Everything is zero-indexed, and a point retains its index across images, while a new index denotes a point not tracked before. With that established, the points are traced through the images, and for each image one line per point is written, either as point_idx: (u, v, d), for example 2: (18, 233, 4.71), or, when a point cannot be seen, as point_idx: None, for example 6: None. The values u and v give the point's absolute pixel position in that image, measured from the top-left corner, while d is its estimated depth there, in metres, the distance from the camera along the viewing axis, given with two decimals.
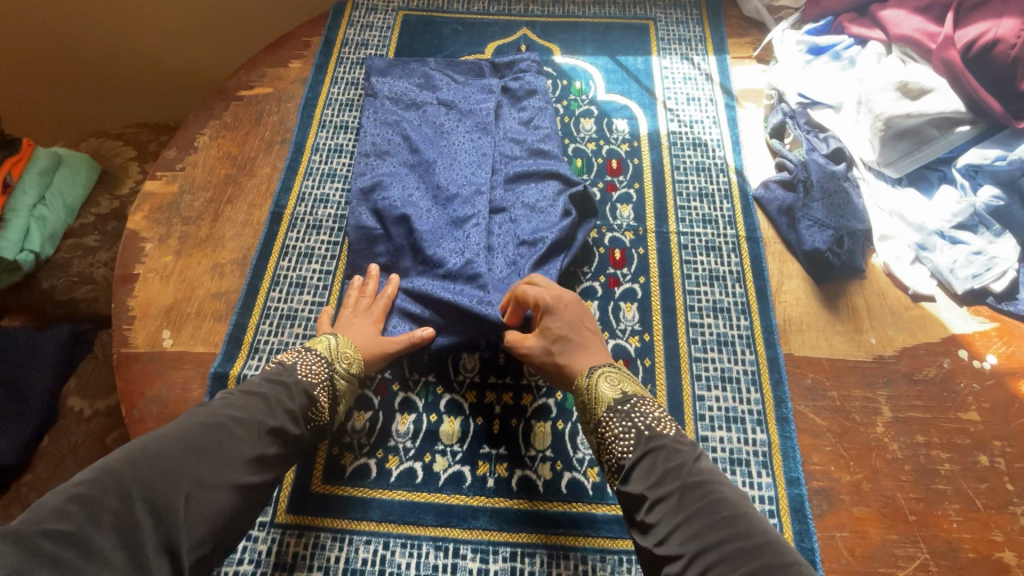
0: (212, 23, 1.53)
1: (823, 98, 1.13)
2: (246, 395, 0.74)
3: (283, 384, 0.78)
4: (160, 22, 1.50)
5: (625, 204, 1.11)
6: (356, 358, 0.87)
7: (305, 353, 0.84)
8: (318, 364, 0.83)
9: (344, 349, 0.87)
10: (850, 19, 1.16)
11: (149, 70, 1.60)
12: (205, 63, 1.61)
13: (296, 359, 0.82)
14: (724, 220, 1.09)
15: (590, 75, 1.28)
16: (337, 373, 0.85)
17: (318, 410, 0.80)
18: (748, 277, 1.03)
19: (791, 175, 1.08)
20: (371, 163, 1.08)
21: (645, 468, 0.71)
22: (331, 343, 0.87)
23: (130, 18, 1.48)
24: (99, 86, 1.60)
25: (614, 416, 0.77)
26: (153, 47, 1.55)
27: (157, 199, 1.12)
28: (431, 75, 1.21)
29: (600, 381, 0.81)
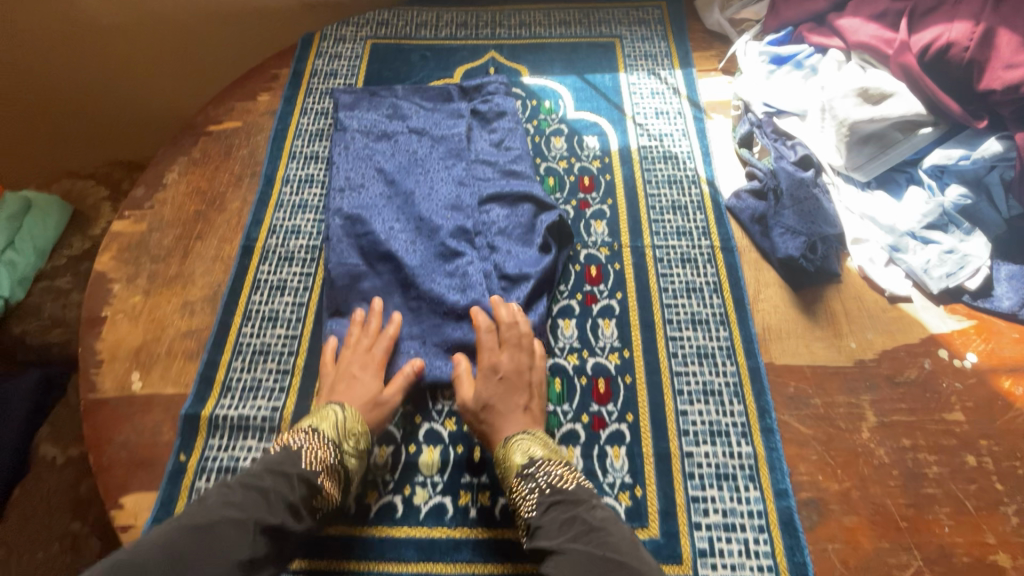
0: (184, 61, 1.54)
1: (788, 107, 1.14)
2: (245, 490, 0.72)
3: (284, 475, 0.75)
4: (133, 63, 1.52)
5: (599, 220, 1.11)
6: (363, 433, 0.85)
7: (311, 434, 0.82)
8: (324, 449, 0.80)
9: (350, 425, 0.84)
10: (809, 29, 1.18)
11: (126, 111, 1.61)
12: (181, 101, 1.63)
13: (301, 444, 0.80)
14: (699, 231, 1.09)
15: (559, 94, 1.29)
16: (347, 453, 0.82)
17: (325, 498, 0.78)
18: (725, 288, 1.02)
19: (762, 183, 1.08)
20: (346, 198, 1.08)
21: (552, 520, 0.75)
22: (342, 421, 0.84)
23: (104, 61, 1.50)
24: (79, 128, 1.61)
25: (523, 481, 0.80)
26: (127, 87, 1.57)
27: (126, 237, 1.10)
28: (398, 105, 1.22)
29: (513, 450, 0.83)
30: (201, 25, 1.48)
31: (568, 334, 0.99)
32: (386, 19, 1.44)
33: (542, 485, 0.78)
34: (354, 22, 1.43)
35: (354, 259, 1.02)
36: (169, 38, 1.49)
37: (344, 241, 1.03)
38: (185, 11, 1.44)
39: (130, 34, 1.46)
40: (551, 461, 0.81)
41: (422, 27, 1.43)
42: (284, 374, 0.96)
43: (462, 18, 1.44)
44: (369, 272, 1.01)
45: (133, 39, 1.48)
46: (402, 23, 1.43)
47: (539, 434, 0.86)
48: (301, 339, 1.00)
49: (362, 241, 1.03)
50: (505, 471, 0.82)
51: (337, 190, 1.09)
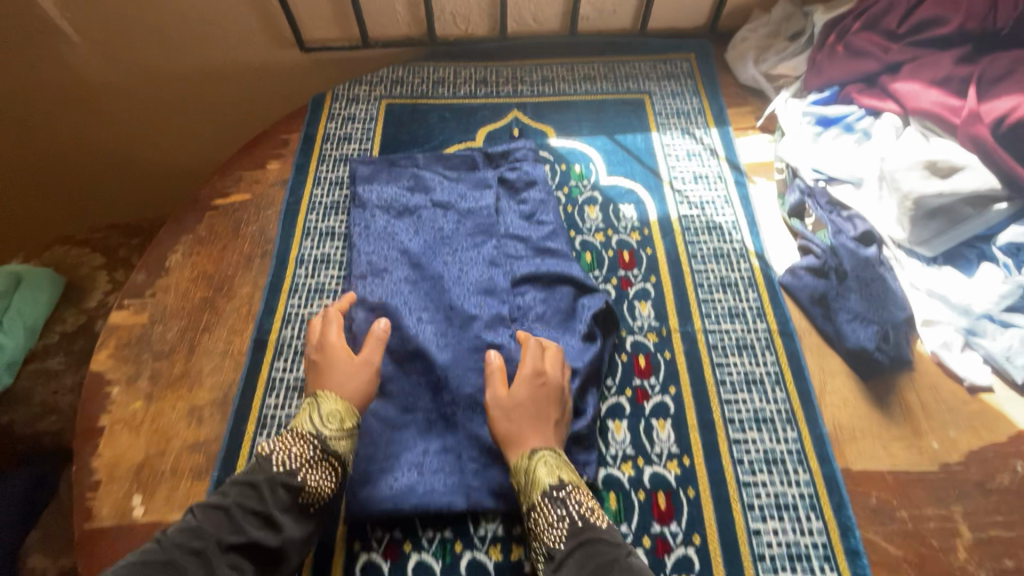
0: (197, 121, 1.47)
1: (841, 174, 1.06)
2: (206, 511, 0.71)
3: (252, 484, 0.75)
4: (144, 124, 1.46)
5: (643, 301, 1.02)
6: (348, 413, 0.82)
7: (287, 435, 0.80)
8: (298, 445, 0.78)
9: (329, 414, 0.81)
10: (858, 90, 1.11)
11: (141, 173, 1.56)
12: (195, 159, 1.56)
13: (273, 449, 0.78)
14: (753, 313, 1.00)
15: (589, 157, 1.22)
16: (330, 441, 0.80)
17: (308, 493, 0.76)
18: (788, 379, 0.94)
19: (820, 261, 1.00)
20: (369, 285, 0.99)
21: (578, 561, 0.70)
22: (319, 411, 0.81)
23: (116, 125, 1.45)
24: (94, 192, 1.56)
25: (551, 504, 0.75)
26: (141, 149, 1.51)
27: (126, 331, 1.00)
28: (419, 174, 1.13)
29: (537, 465, 0.78)
30: (204, 84, 1.40)
31: (620, 438, 0.89)
32: (401, 76, 1.36)
33: (573, 515, 0.74)
34: (367, 79, 1.35)
35: (381, 357, 0.92)
36: (169, 96, 1.41)
37: (371, 335, 0.94)
38: (187, 69, 1.36)
39: (128, 91, 1.38)
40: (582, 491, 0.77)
41: (440, 84, 1.35)
42: None
43: (482, 74, 1.36)
44: (397, 372, 0.92)
45: (144, 103, 1.41)
46: (418, 80, 1.35)
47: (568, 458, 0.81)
48: None
49: (388, 335, 0.94)
50: (530, 486, 0.77)
51: (359, 277, 1.00)
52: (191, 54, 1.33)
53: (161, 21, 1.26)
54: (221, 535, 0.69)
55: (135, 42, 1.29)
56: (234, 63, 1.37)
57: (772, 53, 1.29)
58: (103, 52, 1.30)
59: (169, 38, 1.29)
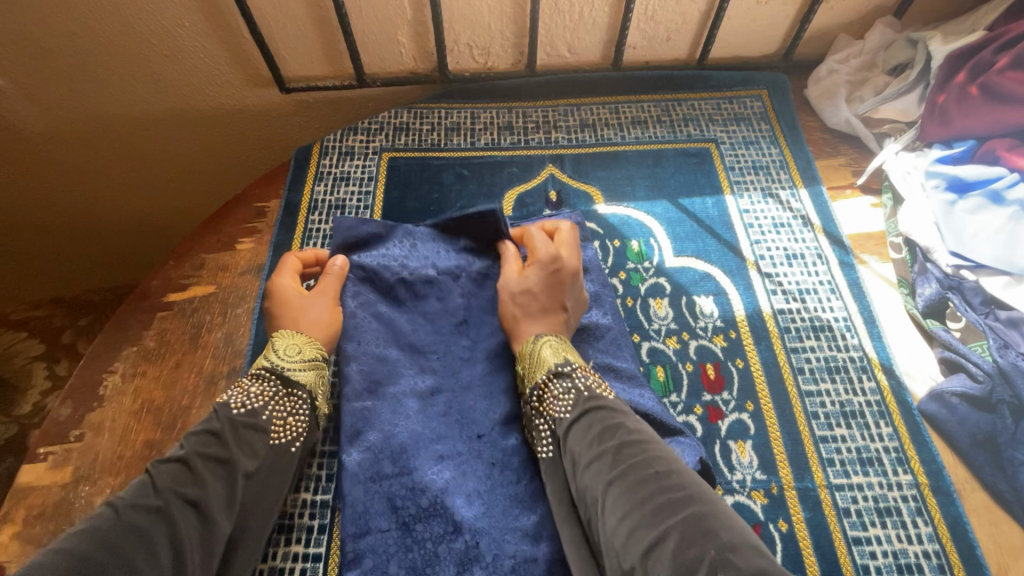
0: (173, 162, 1.18)
1: (995, 260, 0.80)
2: (161, 468, 0.60)
3: (215, 432, 0.64)
4: (108, 167, 1.16)
5: (740, 441, 0.76)
6: (308, 344, 0.74)
7: (247, 381, 0.70)
8: (260, 388, 0.69)
9: (301, 352, 0.73)
10: (1009, 146, 0.85)
11: (107, 224, 1.25)
12: (171, 208, 1.26)
13: (231, 394, 0.68)
14: (892, 459, 0.74)
15: (648, 229, 0.95)
16: (296, 375, 0.71)
17: (279, 429, 0.68)
18: (956, 566, 0.68)
19: (986, 387, 0.74)
20: (365, 409, 0.73)
21: (583, 427, 0.65)
22: (276, 348, 0.72)
23: (73, 168, 1.14)
24: (50, 249, 1.26)
25: (556, 381, 0.70)
26: (107, 196, 1.20)
27: (39, 497, 0.73)
28: (413, 230, 0.87)
29: (542, 352, 0.74)
30: (166, 132, 1.12)
31: None
32: (406, 121, 1.09)
33: (579, 388, 0.70)
34: (363, 126, 1.08)
35: (383, 519, 0.68)
36: (124, 147, 1.13)
37: (369, 486, 0.69)
38: (145, 115, 1.09)
39: (70, 143, 1.10)
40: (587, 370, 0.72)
41: (454, 131, 1.08)
42: None
43: (505, 118, 1.10)
44: (404, 544, 0.67)
45: (106, 140, 1.11)
46: (427, 126, 1.09)
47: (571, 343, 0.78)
48: None
49: (392, 485, 0.69)
50: (534, 371, 0.73)
51: (353, 399, 0.73)
52: (149, 97, 1.06)
53: (108, 58, 0.99)
54: (178, 489, 0.59)
55: (78, 84, 1.01)
56: (199, 107, 1.09)
57: (869, 90, 1.03)
58: (35, 97, 1.02)
59: (121, 79, 1.02)
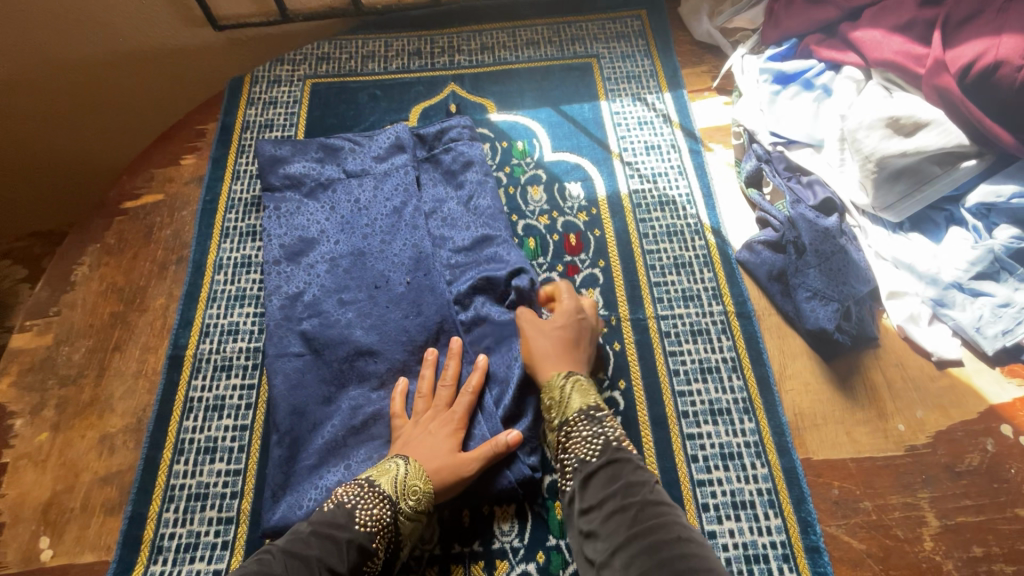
0: (122, 101, 1.31)
1: (799, 136, 0.97)
2: (286, 559, 0.64)
3: (332, 540, 0.67)
4: (62, 109, 1.28)
5: (591, 288, 0.95)
6: (426, 489, 0.73)
7: (367, 489, 0.72)
8: (378, 505, 0.71)
9: (411, 480, 0.73)
10: (817, 41, 1.02)
11: (67, 164, 1.37)
12: (124, 146, 1.39)
13: (354, 500, 0.71)
14: (708, 294, 0.93)
15: (533, 132, 1.12)
16: (405, 513, 0.72)
17: (376, 566, 0.69)
18: (745, 365, 0.87)
19: (778, 234, 0.92)
20: (285, 272, 0.93)
21: (605, 480, 0.69)
22: (402, 474, 0.74)
23: (30, 110, 1.26)
24: (17, 190, 1.38)
25: (585, 423, 0.75)
26: (65, 137, 1.33)
27: (28, 356, 0.91)
28: (326, 142, 1.04)
29: (572, 387, 0.78)
30: (114, 72, 1.26)
31: None
32: (327, 52, 1.24)
33: (607, 435, 0.74)
34: (289, 58, 1.23)
35: (298, 346, 0.87)
36: (75, 87, 1.26)
37: (283, 324, 0.89)
38: (94, 58, 1.22)
39: (25, 87, 1.22)
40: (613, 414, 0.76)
41: (370, 58, 1.23)
42: (227, 524, 0.79)
43: (415, 45, 1.24)
44: (316, 364, 0.86)
45: (57, 82, 1.24)
46: (345, 55, 1.23)
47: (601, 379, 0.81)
48: (245, 475, 0.82)
49: (305, 324, 0.89)
50: (560, 405, 0.77)
51: (275, 263, 0.93)
52: (95, 39, 1.20)
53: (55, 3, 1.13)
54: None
55: (27, 29, 1.15)
56: (140, 46, 1.23)
57: (728, 4, 1.18)
58: None
59: (65, 21, 1.16)
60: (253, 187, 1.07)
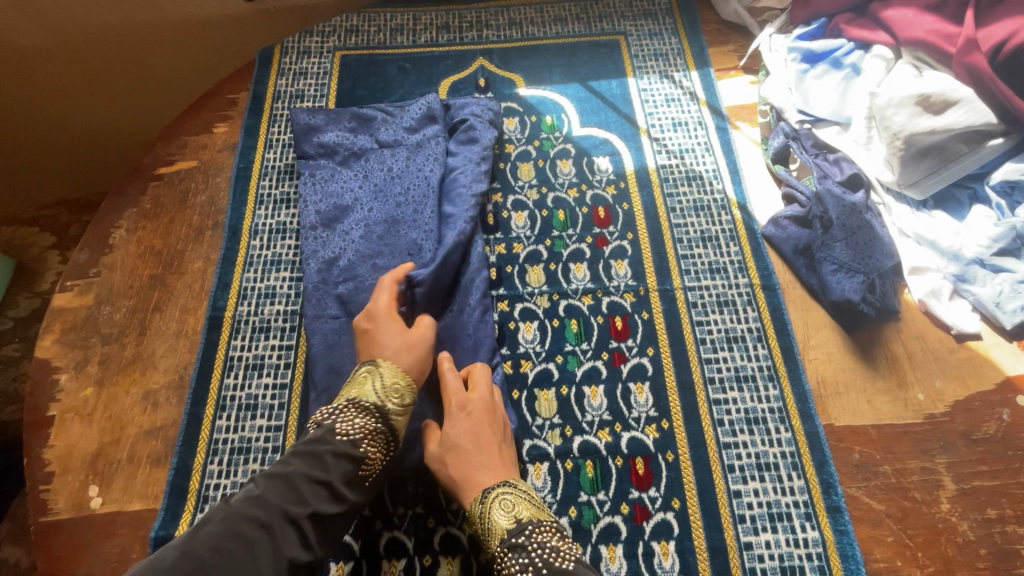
0: (150, 69, 1.32)
1: (827, 114, 0.99)
2: (268, 480, 0.63)
3: (316, 455, 0.67)
4: (91, 73, 1.30)
5: (619, 259, 0.97)
6: (407, 388, 0.77)
7: (345, 408, 0.73)
8: (360, 415, 0.72)
9: (389, 381, 0.76)
10: (847, 21, 1.03)
11: (94, 130, 1.39)
12: (150, 115, 1.40)
13: (335, 418, 0.71)
14: (734, 267, 0.95)
15: (561, 106, 1.13)
16: (392, 413, 0.75)
17: (371, 467, 0.70)
18: (770, 335, 0.90)
19: (805, 209, 0.94)
20: (321, 237, 0.95)
21: None
22: (380, 383, 0.76)
23: (59, 75, 1.28)
24: (46, 155, 1.40)
25: (511, 554, 0.66)
26: (92, 101, 1.35)
27: (70, 315, 0.94)
28: (359, 112, 1.06)
29: (493, 507, 0.70)
30: (143, 41, 1.27)
31: (596, 404, 0.85)
32: (356, 24, 1.24)
33: (537, 562, 0.64)
34: (319, 29, 1.24)
35: (336, 310, 0.90)
36: (105, 53, 1.27)
37: (320, 287, 0.91)
38: (124, 27, 1.24)
39: (55, 52, 1.24)
40: (543, 529, 0.67)
41: (398, 32, 1.24)
42: None
43: (443, 19, 1.25)
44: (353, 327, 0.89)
45: (87, 48, 1.25)
46: (374, 28, 1.24)
47: (527, 491, 0.72)
48: (286, 430, 0.85)
49: (341, 288, 0.91)
50: (489, 537, 0.69)
51: (310, 229, 0.96)
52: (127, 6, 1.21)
53: None
54: (285, 507, 0.61)
55: None
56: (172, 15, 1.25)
57: None
58: (24, 10, 1.17)
59: None
60: (287, 155, 1.09)
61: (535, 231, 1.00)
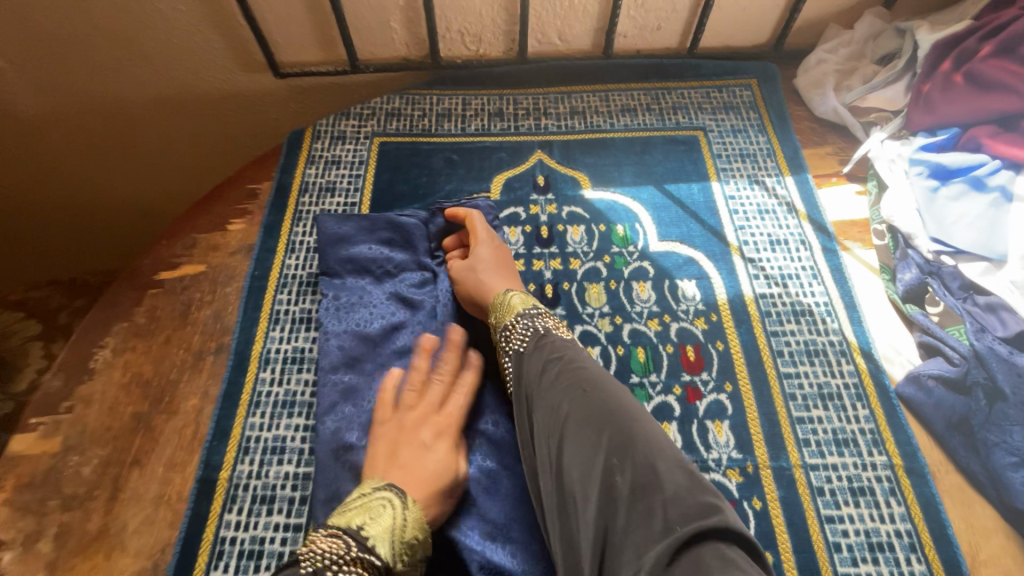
0: (165, 146, 1.19)
1: (972, 247, 0.81)
2: None
3: None
4: (99, 153, 1.17)
5: (718, 421, 0.77)
6: (423, 538, 0.62)
7: (355, 555, 0.57)
8: (366, 571, 0.56)
9: (409, 531, 0.61)
10: (990, 133, 0.86)
11: (96, 207, 1.26)
12: (165, 196, 1.28)
13: (338, 568, 0.55)
14: (868, 440, 0.75)
15: (634, 214, 0.96)
16: (396, 571, 0.59)
17: None
18: (928, 546, 0.68)
19: (960, 372, 0.74)
20: (344, 382, 0.77)
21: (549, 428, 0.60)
22: (395, 524, 0.60)
23: (63, 151, 1.15)
24: (46, 237, 1.27)
25: None
26: (99, 179, 1.22)
27: (28, 466, 0.75)
28: (396, 219, 0.89)
29: None
30: (159, 117, 1.14)
31: None
32: (398, 107, 1.10)
33: None
34: (356, 111, 1.09)
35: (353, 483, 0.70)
36: (114, 129, 1.14)
37: (337, 452, 0.72)
38: (140, 101, 1.11)
39: (62, 128, 1.12)
40: None
41: (445, 117, 1.09)
42: None
43: (496, 104, 1.10)
44: None
45: (95, 125, 1.13)
46: (418, 112, 1.09)
47: None
48: None
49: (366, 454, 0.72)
50: None
51: (330, 370, 0.78)
52: (143, 81, 1.08)
53: (103, 41, 1.00)
54: None
55: (72, 68, 1.03)
56: (194, 91, 1.11)
57: (858, 79, 1.03)
58: (29, 78, 1.03)
59: (111, 60, 1.03)
60: (309, 263, 0.92)
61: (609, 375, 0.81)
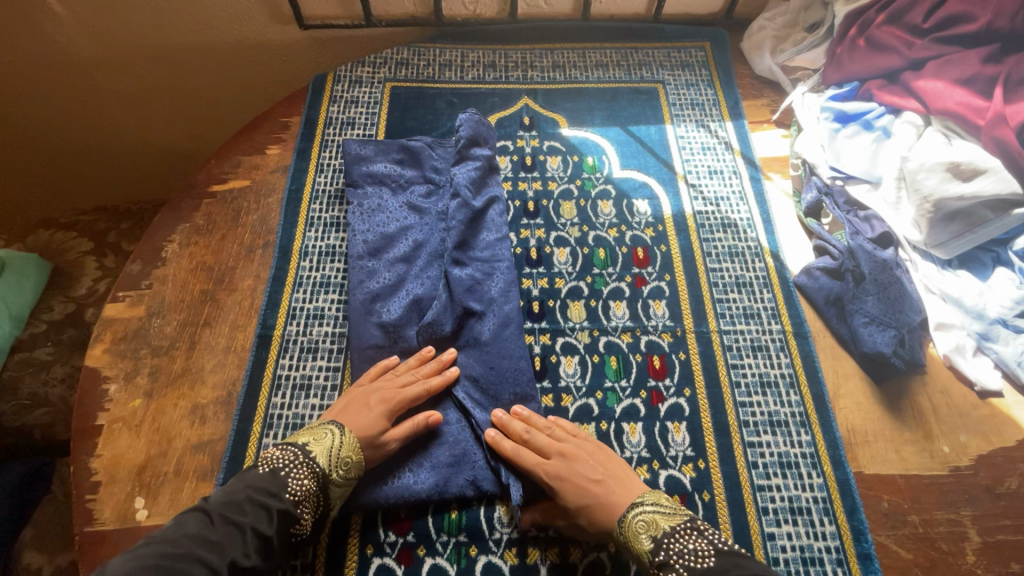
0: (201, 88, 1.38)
1: (858, 173, 1.05)
2: (222, 526, 0.69)
3: (263, 507, 0.71)
4: (143, 94, 1.35)
5: (657, 300, 1.00)
6: (357, 461, 0.79)
7: (301, 461, 0.76)
8: (308, 475, 0.75)
9: (344, 452, 0.78)
10: (879, 86, 1.10)
11: (138, 142, 1.45)
12: (200, 135, 1.47)
13: (285, 467, 0.75)
14: (768, 313, 0.99)
15: (602, 148, 1.18)
16: (335, 483, 0.77)
17: (303, 528, 0.73)
18: (802, 382, 0.93)
19: (837, 262, 0.99)
20: (368, 266, 0.98)
21: None
22: (334, 443, 0.79)
23: (111, 90, 1.33)
24: (95, 166, 1.47)
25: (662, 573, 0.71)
26: (141, 117, 1.40)
27: (121, 325, 0.96)
28: (409, 144, 1.10)
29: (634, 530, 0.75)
30: (197, 61, 1.32)
31: (635, 441, 0.88)
32: (406, 57, 1.29)
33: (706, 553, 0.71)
34: (371, 60, 1.28)
35: (378, 336, 0.93)
36: (157, 71, 1.32)
37: (363, 314, 0.94)
38: (181, 46, 1.28)
39: (111, 69, 1.29)
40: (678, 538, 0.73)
41: (447, 67, 1.29)
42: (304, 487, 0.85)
43: (490, 57, 1.30)
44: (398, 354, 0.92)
45: (140, 67, 1.31)
46: (423, 62, 1.29)
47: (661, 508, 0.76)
48: None
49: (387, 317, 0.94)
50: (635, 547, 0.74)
51: (358, 257, 0.99)
52: (184, 29, 1.25)
53: None
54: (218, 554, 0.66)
55: (124, 15, 1.20)
56: (229, 40, 1.29)
57: (790, 44, 1.25)
58: (86, 24, 1.20)
59: (158, 10, 1.21)
60: (337, 180, 1.12)
61: (576, 267, 1.04)
